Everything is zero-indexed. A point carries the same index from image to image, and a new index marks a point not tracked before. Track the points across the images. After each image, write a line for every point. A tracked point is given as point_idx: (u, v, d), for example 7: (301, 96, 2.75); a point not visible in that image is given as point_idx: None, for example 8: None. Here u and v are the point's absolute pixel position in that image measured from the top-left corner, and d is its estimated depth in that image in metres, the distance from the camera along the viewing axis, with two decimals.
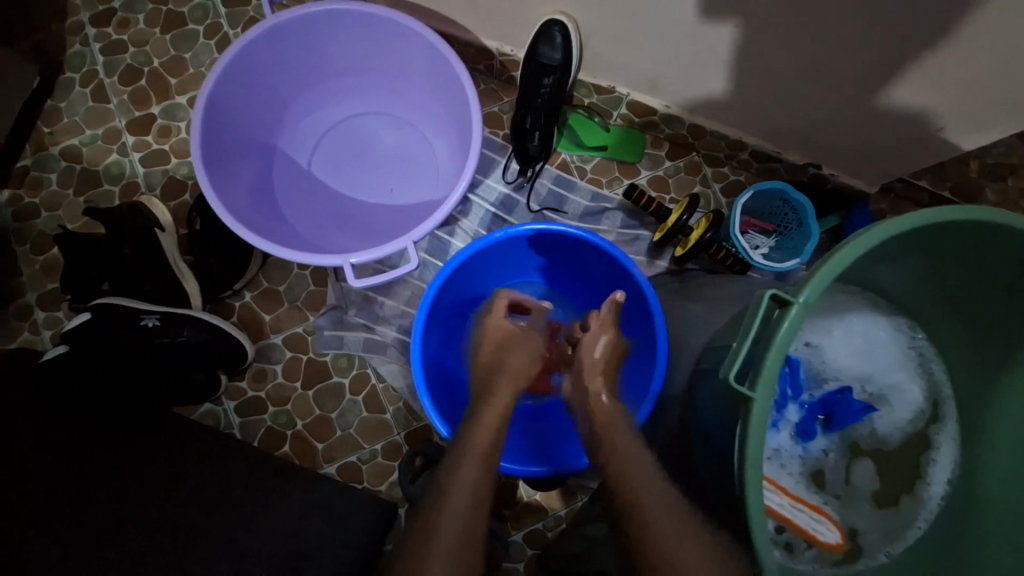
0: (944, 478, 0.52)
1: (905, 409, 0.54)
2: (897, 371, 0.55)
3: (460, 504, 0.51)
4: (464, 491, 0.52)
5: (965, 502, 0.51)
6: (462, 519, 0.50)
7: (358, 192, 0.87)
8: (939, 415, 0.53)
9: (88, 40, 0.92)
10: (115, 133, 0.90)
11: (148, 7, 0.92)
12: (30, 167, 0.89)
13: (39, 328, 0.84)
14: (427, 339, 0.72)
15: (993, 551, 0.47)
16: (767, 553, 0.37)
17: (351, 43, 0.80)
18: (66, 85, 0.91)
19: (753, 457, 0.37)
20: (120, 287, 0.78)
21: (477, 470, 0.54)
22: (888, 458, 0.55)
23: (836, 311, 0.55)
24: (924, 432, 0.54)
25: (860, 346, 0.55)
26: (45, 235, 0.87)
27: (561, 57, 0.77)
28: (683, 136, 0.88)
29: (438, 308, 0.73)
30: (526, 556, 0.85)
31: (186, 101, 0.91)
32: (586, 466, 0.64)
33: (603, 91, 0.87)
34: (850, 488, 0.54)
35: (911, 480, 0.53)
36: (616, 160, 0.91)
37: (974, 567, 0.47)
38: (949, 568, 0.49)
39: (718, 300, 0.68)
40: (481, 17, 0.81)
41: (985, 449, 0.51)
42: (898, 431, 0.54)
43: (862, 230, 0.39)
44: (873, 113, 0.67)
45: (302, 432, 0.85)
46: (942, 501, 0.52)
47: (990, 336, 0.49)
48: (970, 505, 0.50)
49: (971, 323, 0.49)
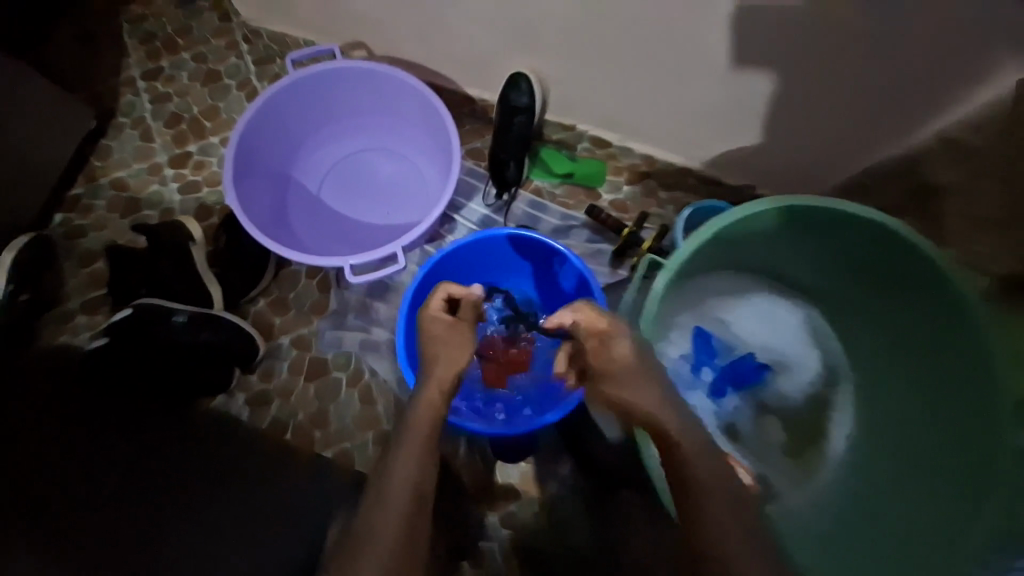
0: (842, 433, 0.72)
1: (797, 375, 0.75)
2: (789, 342, 0.76)
3: (401, 496, 0.55)
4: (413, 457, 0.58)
5: (857, 444, 0.70)
6: (404, 510, 0.54)
7: (360, 214, 1.02)
8: (832, 377, 0.74)
9: (139, 92, 1.11)
10: (156, 167, 1.06)
11: (191, 65, 1.12)
12: (82, 195, 1.05)
13: (78, 330, 0.97)
14: (411, 329, 0.85)
15: (885, 480, 0.65)
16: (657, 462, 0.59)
17: (357, 92, 0.97)
18: (118, 128, 1.09)
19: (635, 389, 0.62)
20: (155, 292, 0.91)
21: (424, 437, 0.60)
22: (791, 416, 0.75)
23: (737, 297, 0.77)
24: (820, 393, 0.74)
25: (759, 324, 0.76)
26: (90, 251, 1.01)
27: (527, 100, 0.94)
28: (639, 165, 1.03)
29: (422, 303, 0.87)
30: (502, 538, 0.91)
31: (217, 140, 1.08)
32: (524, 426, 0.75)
33: (567, 129, 1.03)
34: (762, 438, 0.75)
35: (814, 433, 0.73)
36: (582, 186, 1.06)
37: (874, 493, 0.65)
38: (856, 495, 0.67)
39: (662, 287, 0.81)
40: (465, 70, 1.00)
41: (871, 400, 0.70)
42: (798, 392, 0.75)
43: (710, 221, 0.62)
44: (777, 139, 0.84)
45: (303, 422, 0.95)
46: (839, 449, 0.71)
47: (856, 306, 0.69)
48: (862, 444, 0.69)
49: (845, 293, 0.70)
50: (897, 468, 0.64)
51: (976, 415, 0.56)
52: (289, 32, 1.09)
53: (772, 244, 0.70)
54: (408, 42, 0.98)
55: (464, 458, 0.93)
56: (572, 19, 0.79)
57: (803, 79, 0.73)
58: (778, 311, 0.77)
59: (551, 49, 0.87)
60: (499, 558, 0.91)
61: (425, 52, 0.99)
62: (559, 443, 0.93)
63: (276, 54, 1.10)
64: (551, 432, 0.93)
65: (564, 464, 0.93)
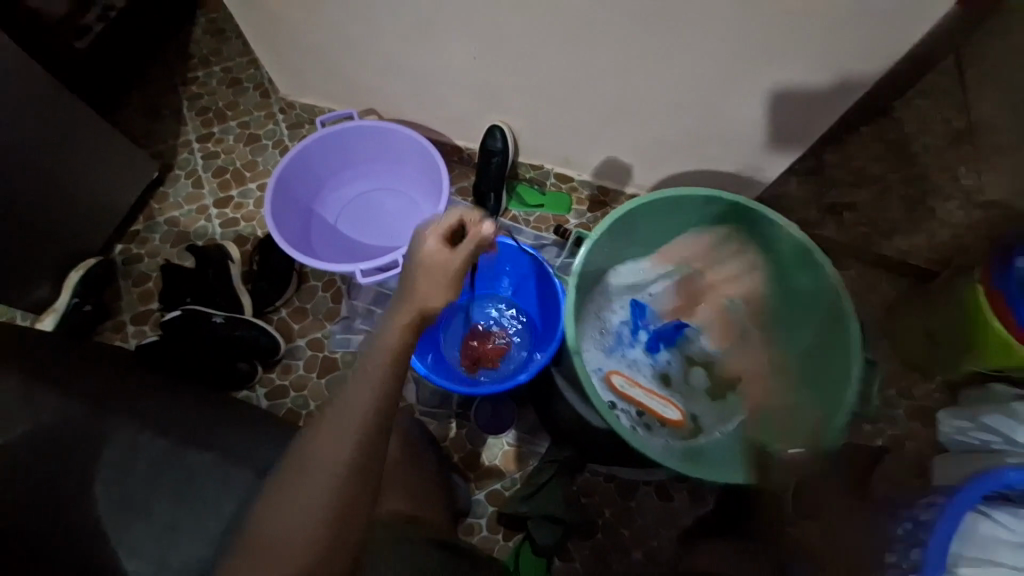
0: (756, 377, 1.00)
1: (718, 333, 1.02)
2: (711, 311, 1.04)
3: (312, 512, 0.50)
4: (360, 376, 0.55)
5: (776, 381, 0.97)
6: (311, 527, 0.50)
7: (368, 240, 1.25)
8: (745, 335, 1.02)
9: (192, 150, 1.38)
10: (204, 208, 1.31)
11: (236, 130, 1.40)
12: (141, 230, 1.29)
13: (128, 337, 1.19)
14: None
15: (801, 400, 0.91)
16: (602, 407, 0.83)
17: (369, 144, 1.23)
18: (174, 178, 1.35)
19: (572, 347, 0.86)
20: (199, 301, 1.12)
21: (381, 356, 0.56)
22: (715, 366, 1.02)
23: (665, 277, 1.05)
24: (736, 347, 1.02)
25: (684, 297, 1.05)
26: (144, 274, 1.24)
27: (501, 145, 1.20)
28: (597, 195, 1.31)
29: None
30: (488, 512, 1.03)
31: (254, 186, 1.33)
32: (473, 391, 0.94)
33: (536, 168, 1.31)
34: (689, 385, 1.01)
35: (734, 381, 1.00)
36: (551, 213, 1.30)
37: (790, 411, 0.92)
38: (776, 418, 0.94)
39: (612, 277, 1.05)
40: (454, 126, 1.28)
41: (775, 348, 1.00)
42: (719, 347, 1.02)
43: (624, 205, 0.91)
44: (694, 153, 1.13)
45: (315, 410, 1.10)
46: (754, 390, 0.99)
47: (750, 268, 1.00)
48: (780, 382, 0.97)
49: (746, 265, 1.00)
50: (806, 388, 0.91)
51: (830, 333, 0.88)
52: (317, 103, 1.39)
53: (676, 231, 1.00)
54: (410, 109, 1.27)
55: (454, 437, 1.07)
56: (532, 89, 1.07)
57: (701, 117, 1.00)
58: (696, 285, 1.05)
59: (518, 109, 1.15)
60: (486, 530, 1.03)
61: (423, 115, 1.28)
62: (536, 423, 1.08)
63: (306, 121, 1.40)
64: (528, 413, 1.09)
65: (542, 443, 1.07)
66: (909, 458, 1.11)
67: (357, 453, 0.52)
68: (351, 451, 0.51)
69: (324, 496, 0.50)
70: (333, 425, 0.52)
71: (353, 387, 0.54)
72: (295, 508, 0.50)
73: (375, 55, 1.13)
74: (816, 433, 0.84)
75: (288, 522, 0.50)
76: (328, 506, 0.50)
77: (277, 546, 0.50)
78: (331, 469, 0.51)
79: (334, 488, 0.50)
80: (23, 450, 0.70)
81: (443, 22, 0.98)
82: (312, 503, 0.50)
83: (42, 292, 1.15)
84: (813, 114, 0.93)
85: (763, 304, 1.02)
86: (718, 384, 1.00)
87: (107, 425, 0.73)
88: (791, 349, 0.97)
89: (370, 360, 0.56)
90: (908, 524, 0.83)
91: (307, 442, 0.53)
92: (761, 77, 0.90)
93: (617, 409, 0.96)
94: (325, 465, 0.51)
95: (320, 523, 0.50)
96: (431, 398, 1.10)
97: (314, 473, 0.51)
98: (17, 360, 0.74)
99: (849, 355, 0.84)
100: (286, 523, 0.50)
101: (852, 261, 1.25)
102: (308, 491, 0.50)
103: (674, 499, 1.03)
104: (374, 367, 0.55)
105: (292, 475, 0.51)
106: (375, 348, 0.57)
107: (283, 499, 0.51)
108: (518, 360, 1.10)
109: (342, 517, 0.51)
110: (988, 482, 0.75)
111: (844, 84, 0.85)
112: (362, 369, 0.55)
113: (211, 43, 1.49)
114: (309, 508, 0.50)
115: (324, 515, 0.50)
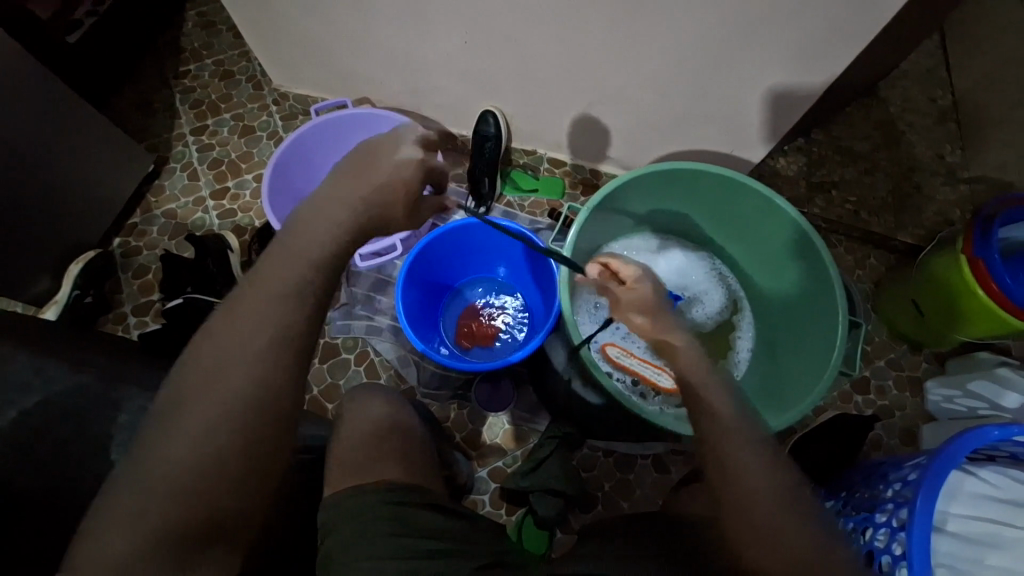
0: (747, 347, 1.05)
1: (712, 306, 1.06)
2: (703, 284, 1.08)
3: (244, 455, 0.52)
4: (268, 301, 0.57)
5: (768, 352, 1.01)
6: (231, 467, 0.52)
7: None
8: (738, 307, 1.07)
9: (187, 143, 1.38)
10: (201, 200, 1.32)
11: (230, 123, 1.40)
12: (139, 223, 1.30)
13: (130, 328, 1.22)
14: (407, 295, 1.02)
15: (791, 369, 0.94)
16: (598, 375, 0.84)
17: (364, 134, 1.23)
18: (170, 171, 1.35)
19: (568, 320, 0.88)
20: (199, 290, 1.13)
21: (288, 278, 0.58)
22: (707, 337, 1.06)
23: (657, 251, 1.09)
24: (728, 319, 1.07)
25: (677, 270, 1.08)
26: (144, 266, 1.26)
27: (495, 129, 1.19)
28: (590, 179, 1.33)
29: (413, 276, 1.04)
30: (490, 488, 1.07)
31: (250, 177, 1.34)
32: (471, 367, 0.94)
33: (529, 154, 1.34)
34: None
35: (725, 350, 1.05)
36: (545, 198, 1.31)
37: (780, 380, 0.95)
38: (766, 385, 0.98)
39: (607, 249, 1.06)
40: (447, 114, 1.30)
41: (764, 319, 1.04)
42: (711, 318, 1.06)
43: (618, 177, 0.91)
44: (686, 138, 1.14)
45: (316, 395, 1.13)
46: (746, 361, 1.04)
47: (741, 243, 1.03)
48: (771, 352, 1.01)
49: (738, 240, 1.03)
50: (793, 358, 0.95)
51: (818, 304, 0.91)
52: (311, 94, 1.40)
53: (668, 205, 1.03)
54: (404, 96, 1.28)
55: (455, 416, 1.11)
56: (523, 75, 1.08)
57: (686, 97, 1.02)
58: (688, 260, 1.09)
59: (510, 94, 1.16)
60: (489, 506, 1.06)
61: (416, 102, 1.29)
62: (536, 402, 1.11)
63: (300, 112, 1.41)
64: (527, 391, 1.11)
65: (542, 421, 1.10)
66: (899, 427, 1.14)
67: (280, 379, 0.55)
68: (273, 374, 0.54)
69: (240, 423, 0.52)
70: (243, 348, 0.55)
71: (246, 304, 0.57)
72: (208, 433, 0.51)
73: (366, 43, 1.14)
74: (799, 395, 0.88)
75: (196, 445, 0.51)
76: (251, 434, 0.52)
77: (186, 474, 0.50)
78: (248, 397, 0.53)
79: (253, 414, 0.53)
80: (29, 434, 0.71)
81: (434, 11, 0.98)
82: (207, 416, 0.52)
83: (42, 285, 1.16)
84: (800, 93, 0.94)
85: (753, 276, 1.05)
86: (707, 352, 1.05)
87: (113, 409, 0.75)
88: (779, 320, 1.01)
89: (279, 283, 0.58)
90: (896, 484, 0.84)
91: (213, 367, 0.54)
92: (759, 76, 0.92)
93: (613, 378, 1.02)
94: (241, 389, 0.53)
95: (240, 449, 0.52)
96: (432, 380, 1.12)
97: (216, 393, 0.53)
98: (22, 347, 0.75)
99: (832, 322, 0.87)
100: (196, 446, 0.51)
101: (841, 237, 1.28)
102: (221, 417, 0.52)
103: (671, 471, 1.07)
104: (274, 286, 0.58)
105: (202, 402, 0.52)
106: (276, 267, 0.59)
107: (190, 423, 0.52)
108: (517, 335, 1.14)
109: (261, 453, 0.53)
110: (971, 440, 0.75)
111: (829, 63, 0.86)
112: (268, 292, 0.57)
113: (202, 36, 1.49)
114: (222, 432, 0.52)
115: (246, 440, 0.52)
